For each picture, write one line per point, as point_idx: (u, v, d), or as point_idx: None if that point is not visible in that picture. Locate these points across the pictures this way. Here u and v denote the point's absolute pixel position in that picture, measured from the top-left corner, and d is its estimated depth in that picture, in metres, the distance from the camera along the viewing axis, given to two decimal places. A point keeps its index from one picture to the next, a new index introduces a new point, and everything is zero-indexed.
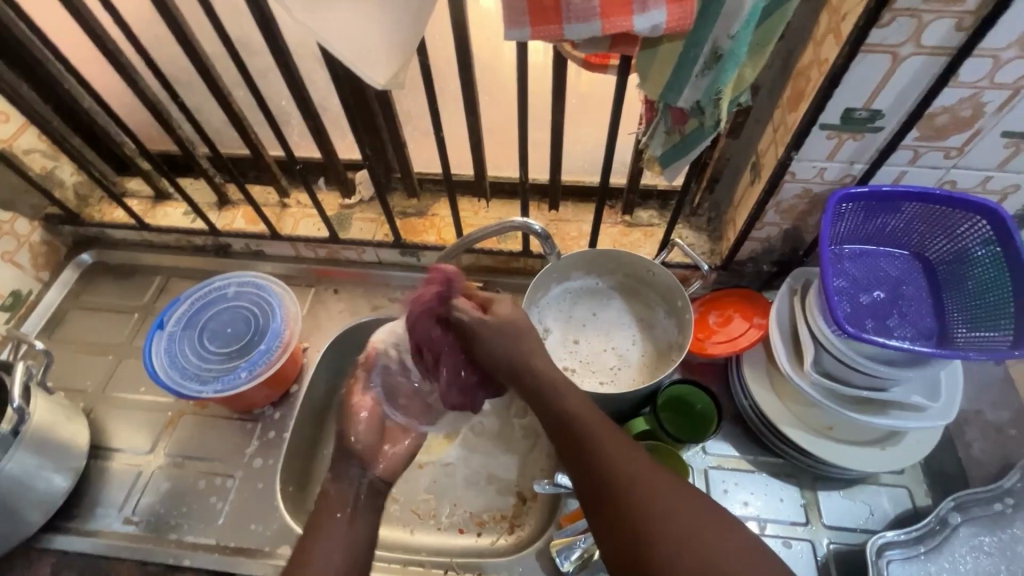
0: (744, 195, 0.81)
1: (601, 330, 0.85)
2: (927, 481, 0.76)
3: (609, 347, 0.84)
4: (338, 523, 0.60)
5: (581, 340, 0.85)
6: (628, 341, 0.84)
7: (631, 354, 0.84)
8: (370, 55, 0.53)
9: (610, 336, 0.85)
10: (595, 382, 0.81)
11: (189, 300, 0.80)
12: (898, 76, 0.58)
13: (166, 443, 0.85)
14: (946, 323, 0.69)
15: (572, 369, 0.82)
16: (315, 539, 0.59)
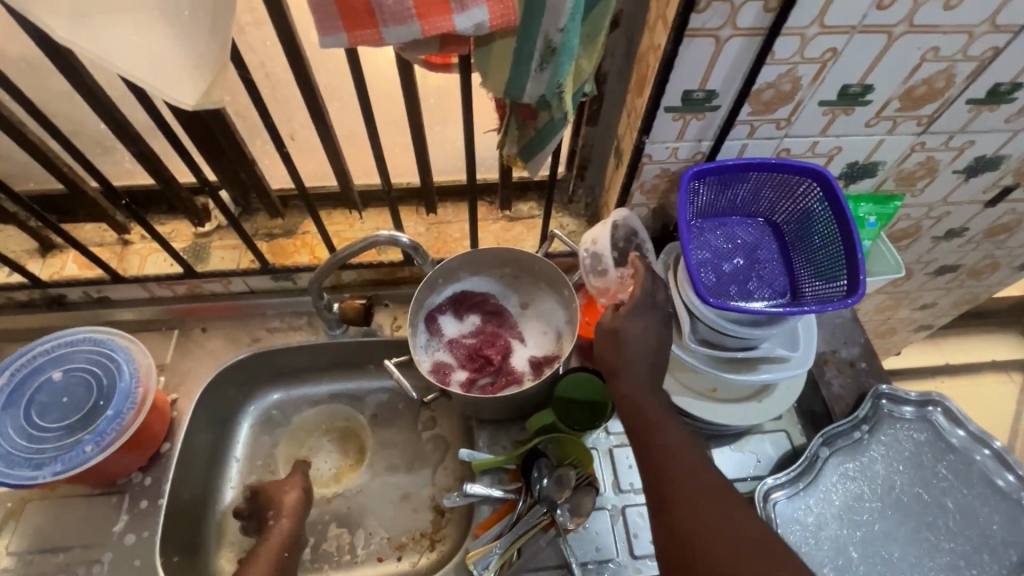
0: (611, 179, 0.83)
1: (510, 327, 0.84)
2: (801, 422, 0.83)
3: (516, 341, 0.83)
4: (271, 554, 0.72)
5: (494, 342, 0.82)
6: (536, 333, 0.84)
7: (539, 346, 0.83)
8: (168, 74, 0.47)
9: (515, 330, 0.84)
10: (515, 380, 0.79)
11: (7, 372, 0.68)
12: (723, 58, 0.61)
13: (10, 539, 0.72)
14: (796, 279, 0.75)
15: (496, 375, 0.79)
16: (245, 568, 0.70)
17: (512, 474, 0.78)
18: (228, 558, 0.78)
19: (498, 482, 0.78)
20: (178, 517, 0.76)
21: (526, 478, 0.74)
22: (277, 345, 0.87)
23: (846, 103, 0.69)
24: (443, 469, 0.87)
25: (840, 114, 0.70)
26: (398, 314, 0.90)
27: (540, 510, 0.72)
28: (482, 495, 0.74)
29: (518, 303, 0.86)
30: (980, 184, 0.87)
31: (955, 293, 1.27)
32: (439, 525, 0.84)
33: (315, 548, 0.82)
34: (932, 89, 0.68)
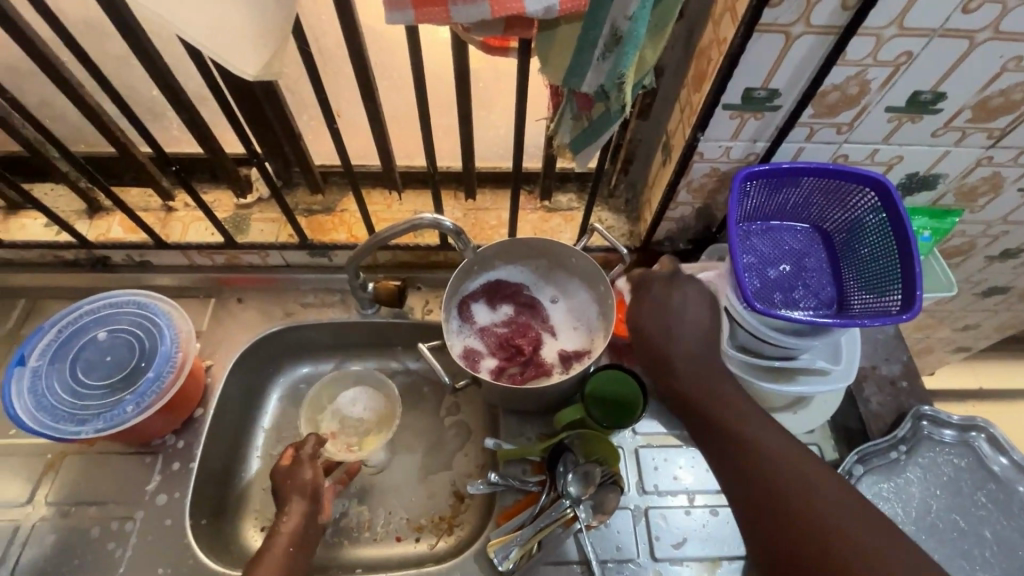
0: (657, 176, 0.81)
1: (541, 320, 0.83)
2: (834, 437, 0.81)
3: (546, 333, 0.82)
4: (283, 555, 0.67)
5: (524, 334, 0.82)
6: (568, 328, 0.83)
7: (570, 341, 0.82)
8: (231, 43, 0.46)
9: (546, 322, 0.83)
10: (543, 372, 0.78)
11: (54, 328, 0.69)
12: (791, 55, 0.59)
13: (49, 490, 0.74)
14: (845, 290, 0.73)
15: (525, 365, 0.79)
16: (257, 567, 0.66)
17: (536, 467, 0.78)
18: (253, 525, 0.79)
19: (522, 473, 0.78)
20: (207, 481, 0.77)
21: (551, 471, 0.74)
22: (310, 320, 0.88)
23: (914, 111, 0.66)
24: (465, 455, 0.87)
25: (906, 121, 0.67)
26: (430, 299, 0.90)
27: (564, 506, 0.71)
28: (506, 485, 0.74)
29: (550, 295, 0.85)
30: None
31: (1001, 315, 1.22)
32: (458, 509, 0.84)
33: (336, 522, 0.83)
34: (1009, 101, 0.65)
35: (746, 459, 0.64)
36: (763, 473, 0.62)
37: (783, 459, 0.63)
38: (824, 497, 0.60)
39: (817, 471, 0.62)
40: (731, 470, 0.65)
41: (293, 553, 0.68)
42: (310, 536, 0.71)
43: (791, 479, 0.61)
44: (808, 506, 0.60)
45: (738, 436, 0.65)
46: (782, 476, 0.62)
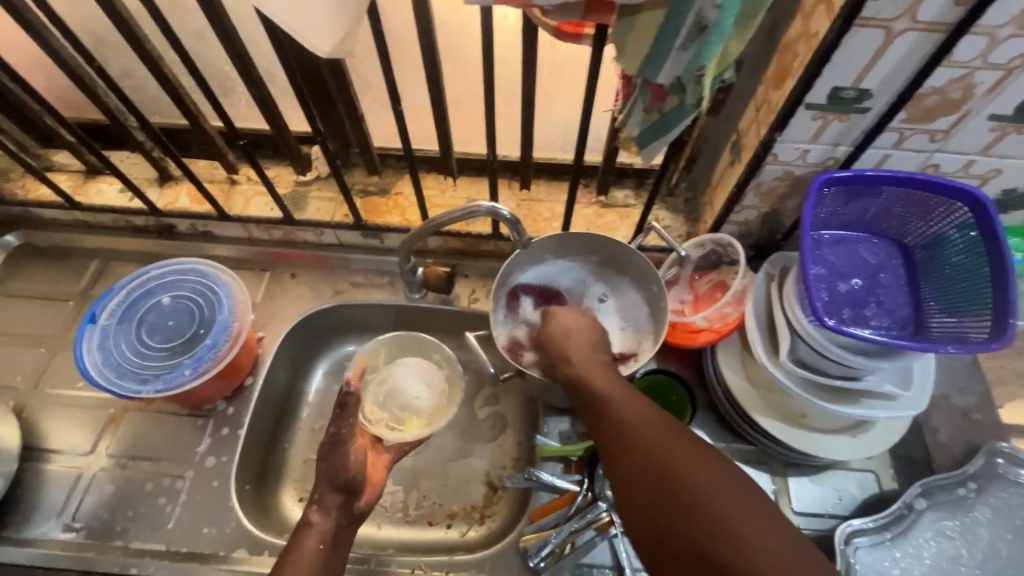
0: (722, 176, 0.78)
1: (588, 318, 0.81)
2: (894, 466, 0.76)
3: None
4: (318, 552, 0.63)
5: None
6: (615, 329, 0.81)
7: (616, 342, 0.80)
8: (310, 18, 0.47)
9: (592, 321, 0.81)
10: None
11: (124, 290, 0.73)
12: (890, 54, 0.54)
13: (109, 443, 0.78)
14: (922, 312, 0.67)
15: None
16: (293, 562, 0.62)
17: (574, 466, 0.77)
18: (292, 496, 0.81)
19: (560, 471, 0.77)
20: (252, 449, 0.80)
21: (590, 472, 0.73)
22: (358, 300, 0.89)
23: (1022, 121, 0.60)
24: (502, 447, 0.87)
25: (1012, 132, 0.61)
26: (477, 288, 0.90)
27: (600, 509, 0.70)
28: (543, 482, 0.73)
29: (598, 293, 0.83)
30: None
31: None
32: (490, 501, 0.83)
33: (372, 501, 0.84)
34: None
35: (657, 476, 0.53)
36: (675, 495, 0.51)
37: (679, 466, 0.53)
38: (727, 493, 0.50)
39: (731, 485, 0.51)
40: (642, 501, 0.53)
41: (325, 551, 0.63)
42: (344, 531, 0.66)
43: (690, 494, 0.50)
44: (720, 533, 0.47)
45: (636, 456, 0.56)
46: (705, 508, 0.49)
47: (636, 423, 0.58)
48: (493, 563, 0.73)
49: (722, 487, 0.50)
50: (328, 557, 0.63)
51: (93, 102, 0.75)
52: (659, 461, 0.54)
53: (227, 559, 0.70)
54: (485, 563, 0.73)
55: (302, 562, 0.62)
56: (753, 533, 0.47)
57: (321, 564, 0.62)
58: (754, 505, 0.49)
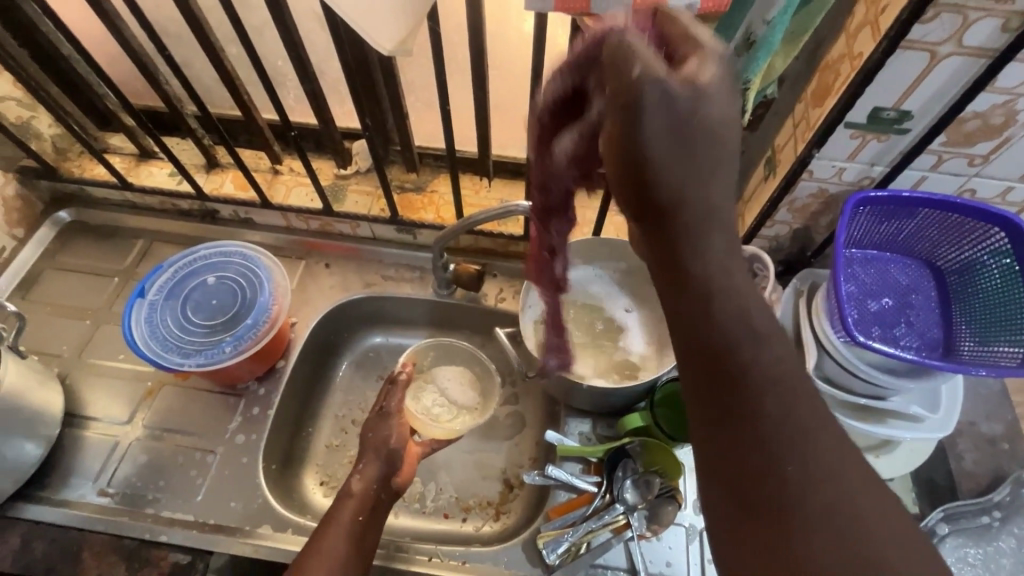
0: (755, 191, 0.79)
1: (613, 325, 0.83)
2: (916, 490, 0.75)
3: (610, 339, 0.82)
4: (355, 525, 0.66)
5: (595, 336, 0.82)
6: (638, 337, 0.82)
7: (639, 350, 0.81)
8: (377, 17, 0.49)
9: (611, 328, 0.83)
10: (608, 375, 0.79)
11: (172, 268, 0.76)
12: (933, 77, 0.55)
13: (145, 414, 0.81)
14: (953, 335, 0.67)
15: (589, 365, 0.80)
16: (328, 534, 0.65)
17: (593, 468, 0.78)
18: (314, 479, 0.83)
19: (578, 471, 0.78)
20: (280, 430, 0.82)
21: (610, 474, 0.74)
22: (389, 293, 0.91)
23: None
24: (520, 446, 0.88)
25: None
26: (504, 287, 0.91)
27: (617, 510, 0.71)
28: (562, 481, 0.74)
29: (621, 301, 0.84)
30: None
31: None
32: (506, 497, 0.85)
33: None
34: None
35: (755, 432, 0.36)
36: (755, 441, 0.36)
37: (794, 431, 0.36)
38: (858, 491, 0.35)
39: (849, 470, 0.36)
40: (712, 395, 0.38)
41: (359, 523, 0.67)
42: (381, 506, 0.70)
43: (769, 441, 0.36)
44: (786, 442, 0.36)
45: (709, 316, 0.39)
46: (779, 424, 0.36)
47: (731, 333, 0.38)
48: (508, 557, 0.74)
49: (835, 468, 0.35)
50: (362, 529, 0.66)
51: (154, 88, 0.79)
52: (772, 443, 0.36)
53: (252, 534, 0.72)
54: (501, 556, 0.74)
55: (337, 532, 0.65)
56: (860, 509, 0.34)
57: (356, 534, 0.66)
58: (854, 466, 0.36)
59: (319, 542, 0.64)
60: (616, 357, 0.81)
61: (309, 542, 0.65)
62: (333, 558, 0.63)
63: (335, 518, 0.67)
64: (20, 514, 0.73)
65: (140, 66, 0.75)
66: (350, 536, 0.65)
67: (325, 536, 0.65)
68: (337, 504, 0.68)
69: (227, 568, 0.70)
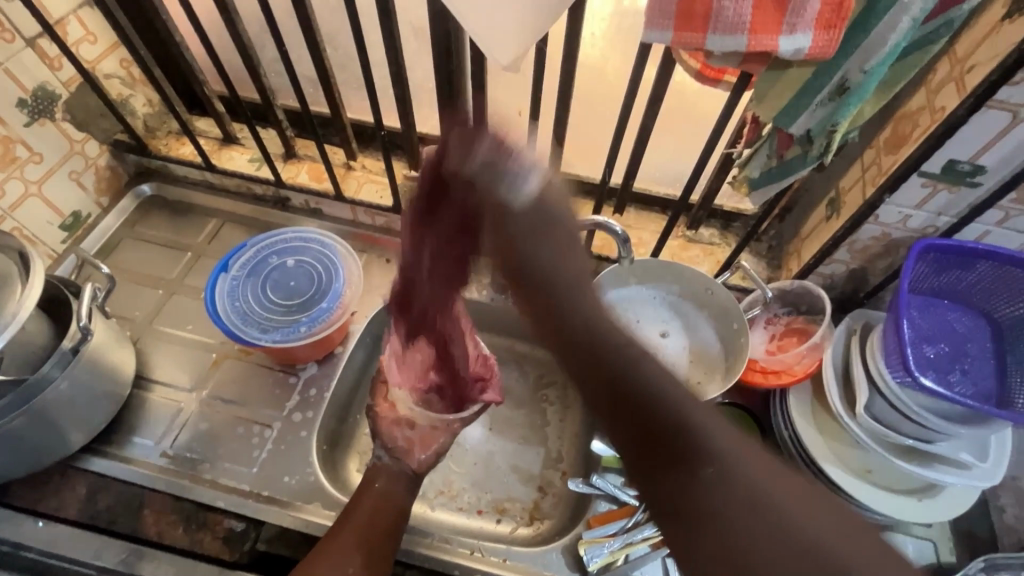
0: (815, 228, 0.81)
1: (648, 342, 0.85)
2: (954, 538, 0.76)
3: None
4: (376, 490, 0.73)
5: None
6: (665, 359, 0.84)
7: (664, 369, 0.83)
8: (499, 33, 0.54)
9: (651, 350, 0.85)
10: None
11: (254, 247, 0.80)
12: (1013, 136, 0.58)
13: (208, 384, 0.85)
14: (1007, 386, 0.69)
15: None
16: (357, 501, 0.72)
17: None
18: (356, 464, 0.86)
19: (620, 483, 0.79)
20: (332, 413, 0.85)
21: None
22: None
23: None
24: (558, 455, 0.90)
25: None
26: None
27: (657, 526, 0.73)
28: (606, 491, 0.78)
29: (667, 326, 0.87)
30: None
31: None
32: (541, 503, 0.86)
33: (431, 482, 0.88)
34: None
35: (713, 477, 0.46)
36: (703, 480, 0.46)
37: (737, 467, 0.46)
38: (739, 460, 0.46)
39: (713, 421, 0.49)
40: (649, 450, 0.50)
41: (387, 492, 0.73)
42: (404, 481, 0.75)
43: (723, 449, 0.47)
44: (727, 502, 0.45)
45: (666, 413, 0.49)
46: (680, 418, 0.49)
47: (634, 359, 0.52)
48: (546, 560, 0.75)
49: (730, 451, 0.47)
50: (388, 495, 0.73)
51: (253, 79, 0.85)
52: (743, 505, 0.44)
53: (302, 509, 0.75)
54: (538, 558, 0.76)
55: (364, 499, 0.72)
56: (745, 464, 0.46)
57: (381, 499, 0.72)
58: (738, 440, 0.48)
59: (354, 505, 0.71)
60: None
61: (341, 517, 0.71)
62: (371, 518, 0.70)
63: (361, 490, 0.73)
64: (85, 466, 0.77)
65: (247, 58, 0.81)
66: (383, 501, 0.72)
67: (356, 501, 0.72)
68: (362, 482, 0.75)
69: (277, 540, 0.73)
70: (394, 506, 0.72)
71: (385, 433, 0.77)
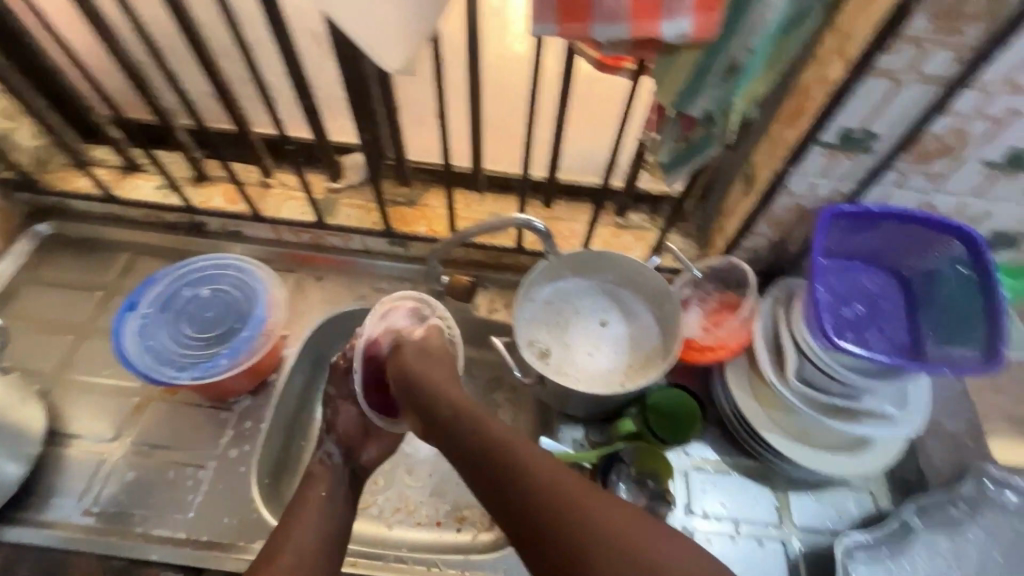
0: (735, 205, 0.83)
1: (588, 333, 0.85)
2: (890, 486, 0.80)
3: (586, 349, 0.84)
4: (320, 499, 0.69)
5: (568, 339, 0.85)
6: (606, 347, 0.85)
7: (605, 358, 0.84)
8: (386, 36, 0.52)
9: (591, 340, 0.85)
10: (570, 378, 0.81)
11: (163, 280, 0.76)
12: (895, 102, 0.61)
13: (132, 431, 0.79)
14: (918, 338, 0.73)
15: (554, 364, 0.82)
16: (299, 512, 0.68)
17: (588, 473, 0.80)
18: None
19: None
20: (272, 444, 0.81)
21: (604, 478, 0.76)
22: None
23: (1011, 168, 0.66)
24: None
25: (1001, 177, 0.67)
26: (496, 298, 0.93)
27: None
28: None
29: (605, 314, 0.87)
30: None
31: None
32: None
33: (386, 501, 0.86)
34: None
35: (570, 528, 0.52)
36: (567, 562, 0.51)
37: (590, 508, 0.53)
38: (600, 515, 0.52)
39: (597, 509, 0.53)
40: (526, 521, 0.54)
41: (330, 499, 0.70)
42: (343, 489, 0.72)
43: (589, 535, 0.51)
44: (584, 535, 0.51)
45: (550, 506, 0.54)
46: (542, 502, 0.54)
47: (548, 479, 0.56)
48: (506, 564, 0.75)
49: (607, 519, 0.52)
50: (331, 500, 0.69)
51: (145, 102, 0.79)
52: (588, 536, 0.51)
53: (246, 549, 0.72)
54: (498, 563, 0.75)
55: (307, 509, 0.68)
56: (623, 533, 0.51)
57: (324, 508, 0.68)
58: (612, 504, 0.54)
59: (297, 516, 0.67)
60: (582, 363, 0.83)
61: (277, 530, 0.66)
62: (316, 527, 0.66)
63: (302, 499, 0.69)
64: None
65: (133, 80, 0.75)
66: (328, 507, 0.69)
67: (298, 512, 0.68)
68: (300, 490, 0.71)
69: None
70: (337, 515, 0.68)
71: (339, 427, 0.78)
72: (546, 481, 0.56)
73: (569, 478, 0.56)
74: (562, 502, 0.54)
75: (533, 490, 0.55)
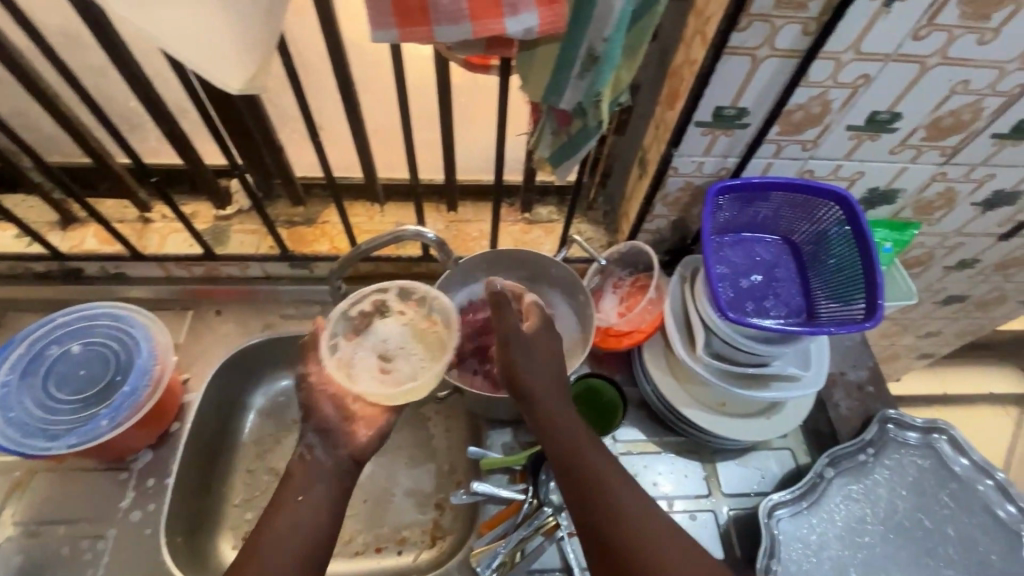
0: (634, 189, 0.84)
1: None
2: (806, 440, 0.84)
3: None
4: (300, 502, 0.59)
5: None
6: None
7: None
8: (216, 57, 0.46)
9: None
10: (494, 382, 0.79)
11: (25, 343, 0.69)
12: (757, 77, 0.62)
13: (15, 510, 0.72)
14: (812, 300, 0.76)
15: None
16: (276, 515, 0.59)
17: (519, 476, 0.79)
18: (230, 541, 0.78)
19: (505, 482, 0.79)
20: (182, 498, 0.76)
21: (533, 477, 0.74)
22: (289, 333, 0.87)
23: (873, 129, 0.70)
24: (448, 467, 0.87)
25: (866, 139, 0.71)
26: None
27: (546, 514, 0.71)
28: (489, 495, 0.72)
29: None
30: (996, 217, 0.88)
31: (960, 322, 1.27)
32: (440, 521, 0.83)
33: None
34: (958, 121, 0.69)
35: (632, 543, 0.56)
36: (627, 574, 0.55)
37: (651, 528, 0.57)
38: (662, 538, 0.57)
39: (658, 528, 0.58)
40: (589, 521, 0.58)
41: (310, 500, 0.60)
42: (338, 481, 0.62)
43: (653, 555, 0.55)
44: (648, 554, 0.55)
45: (610, 519, 0.57)
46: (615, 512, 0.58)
47: (611, 493, 0.59)
48: None
49: (664, 544, 0.56)
50: (314, 504, 0.59)
51: None
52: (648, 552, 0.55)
53: None
54: None
55: (284, 514, 0.58)
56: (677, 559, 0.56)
57: (303, 511, 0.59)
58: (653, 518, 0.58)
59: (270, 522, 0.58)
60: None
61: (251, 536, 0.58)
62: (298, 532, 0.57)
63: (281, 499, 0.60)
64: None
65: None
66: (308, 509, 0.59)
67: (273, 517, 0.58)
68: (279, 488, 0.61)
69: None
70: (322, 518, 0.59)
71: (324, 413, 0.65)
72: (634, 500, 0.59)
73: (630, 496, 0.59)
74: (627, 519, 0.57)
75: (603, 499, 0.58)
